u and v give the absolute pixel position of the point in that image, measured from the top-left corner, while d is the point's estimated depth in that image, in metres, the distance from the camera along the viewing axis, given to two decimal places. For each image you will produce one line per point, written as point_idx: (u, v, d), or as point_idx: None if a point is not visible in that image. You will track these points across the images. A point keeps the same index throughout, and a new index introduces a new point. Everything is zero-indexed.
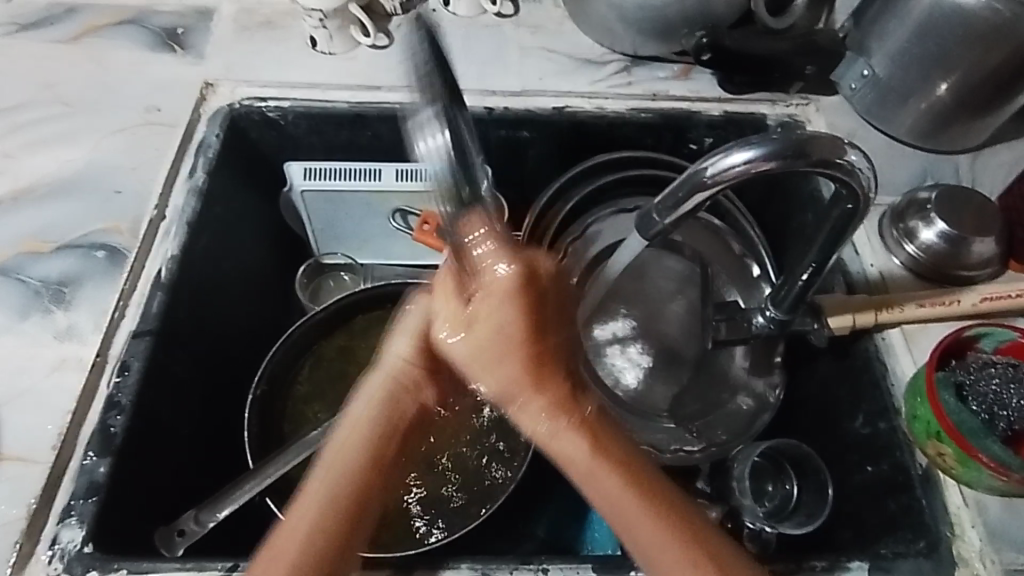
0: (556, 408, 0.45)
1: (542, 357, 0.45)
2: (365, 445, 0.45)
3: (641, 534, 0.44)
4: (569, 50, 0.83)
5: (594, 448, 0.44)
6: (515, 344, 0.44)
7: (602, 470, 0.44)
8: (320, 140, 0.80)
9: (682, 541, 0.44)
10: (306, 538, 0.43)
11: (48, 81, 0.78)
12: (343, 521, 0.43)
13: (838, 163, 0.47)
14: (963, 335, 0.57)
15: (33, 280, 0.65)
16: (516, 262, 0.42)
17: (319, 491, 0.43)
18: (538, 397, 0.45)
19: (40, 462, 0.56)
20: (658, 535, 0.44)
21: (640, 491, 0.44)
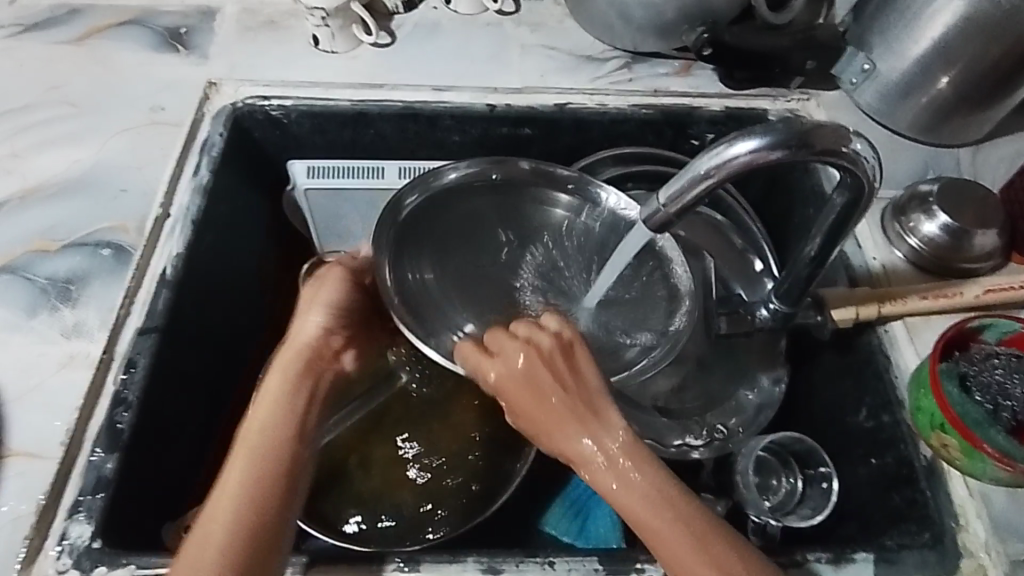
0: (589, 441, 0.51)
1: (566, 396, 0.52)
2: (274, 403, 0.54)
3: (664, 547, 0.47)
4: (570, 48, 0.83)
5: (622, 473, 0.50)
6: (550, 401, 0.52)
7: (631, 501, 0.49)
8: (324, 139, 0.80)
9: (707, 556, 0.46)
10: (233, 512, 0.47)
11: (54, 82, 0.79)
12: (267, 491, 0.49)
13: (843, 152, 0.47)
14: (966, 326, 0.57)
15: (40, 278, 0.66)
16: (493, 365, 0.55)
17: (241, 469, 0.50)
18: (574, 436, 0.51)
19: (49, 458, 0.56)
20: (681, 547, 0.46)
21: (662, 507, 0.48)
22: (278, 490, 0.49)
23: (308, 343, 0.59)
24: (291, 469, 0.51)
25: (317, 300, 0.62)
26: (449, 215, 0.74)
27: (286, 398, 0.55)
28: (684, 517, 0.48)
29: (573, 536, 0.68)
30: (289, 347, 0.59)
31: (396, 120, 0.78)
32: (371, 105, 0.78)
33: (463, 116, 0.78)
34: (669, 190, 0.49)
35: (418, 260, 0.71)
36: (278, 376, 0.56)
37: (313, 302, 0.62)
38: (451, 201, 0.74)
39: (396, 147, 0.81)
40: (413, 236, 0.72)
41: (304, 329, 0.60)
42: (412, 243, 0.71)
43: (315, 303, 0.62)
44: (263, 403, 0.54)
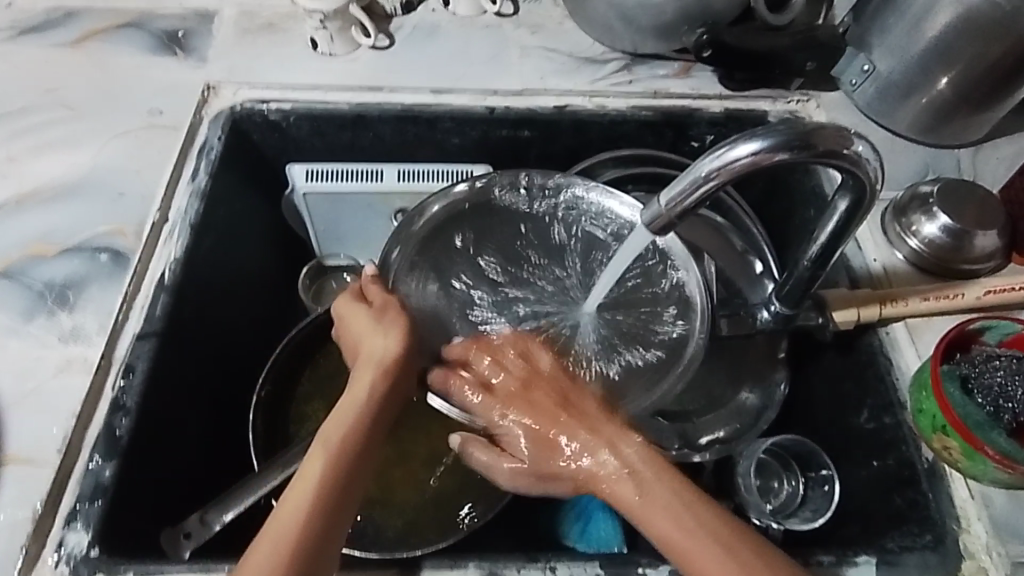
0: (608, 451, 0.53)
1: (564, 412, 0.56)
2: (355, 412, 0.54)
3: (682, 545, 0.47)
4: (569, 49, 0.83)
5: (639, 477, 0.51)
6: (552, 418, 0.57)
7: (646, 503, 0.49)
8: (323, 142, 0.80)
9: (725, 551, 0.45)
10: (294, 524, 0.46)
11: (51, 85, 0.79)
12: (325, 504, 0.48)
13: (845, 153, 0.47)
14: (967, 328, 0.57)
15: (37, 283, 0.65)
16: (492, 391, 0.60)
17: (304, 485, 0.48)
18: (585, 448, 0.54)
19: (46, 465, 0.56)
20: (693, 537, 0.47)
21: (681, 506, 0.48)
22: (335, 506, 0.48)
23: (388, 364, 0.57)
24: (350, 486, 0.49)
25: (389, 322, 0.60)
26: (452, 236, 0.74)
27: (353, 415, 0.53)
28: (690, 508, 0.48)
29: (574, 538, 0.69)
30: (367, 362, 0.57)
31: (395, 122, 0.78)
32: (370, 107, 0.77)
33: (463, 119, 0.78)
34: (670, 192, 0.48)
35: (423, 288, 0.71)
36: (357, 389, 0.56)
37: (382, 324, 0.60)
38: (450, 222, 0.74)
39: (394, 149, 0.81)
40: (420, 259, 0.72)
41: (377, 347, 0.58)
42: (415, 271, 0.71)
43: (381, 322, 0.60)
44: (341, 412, 0.54)
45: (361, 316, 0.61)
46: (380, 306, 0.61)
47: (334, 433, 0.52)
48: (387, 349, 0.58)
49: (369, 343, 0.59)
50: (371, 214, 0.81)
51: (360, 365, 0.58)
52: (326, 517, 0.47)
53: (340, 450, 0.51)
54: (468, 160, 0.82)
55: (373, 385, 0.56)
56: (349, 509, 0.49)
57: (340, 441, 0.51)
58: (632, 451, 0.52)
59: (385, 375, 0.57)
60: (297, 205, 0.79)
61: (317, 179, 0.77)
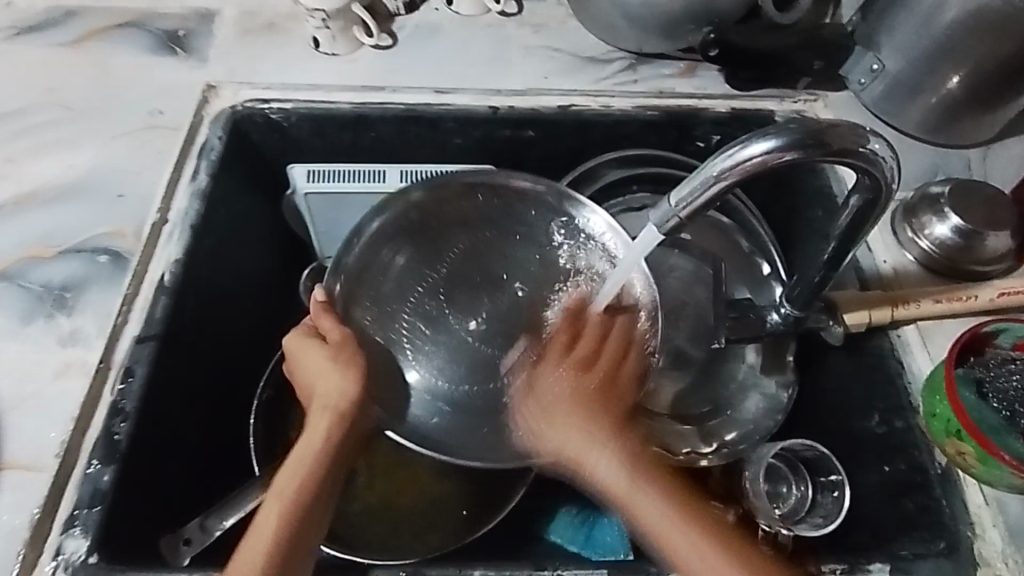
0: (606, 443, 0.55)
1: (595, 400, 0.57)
2: (311, 455, 0.55)
3: (657, 524, 0.51)
4: (573, 48, 0.82)
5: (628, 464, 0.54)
6: (582, 399, 0.57)
7: (634, 488, 0.53)
8: (325, 143, 0.79)
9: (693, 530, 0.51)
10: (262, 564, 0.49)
11: (49, 85, 0.78)
12: (288, 546, 0.50)
13: (860, 152, 0.46)
14: (980, 331, 0.55)
15: (35, 285, 0.64)
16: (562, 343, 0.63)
17: (267, 528, 0.50)
18: (590, 438, 0.55)
19: (44, 470, 0.55)
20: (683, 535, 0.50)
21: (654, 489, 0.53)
22: (297, 543, 0.50)
23: (344, 408, 0.57)
24: (311, 525, 0.52)
25: (345, 363, 0.59)
26: (423, 237, 0.71)
27: (311, 455, 0.55)
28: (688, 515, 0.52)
29: (580, 545, 0.68)
30: (320, 407, 0.57)
31: (397, 123, 0.77)
32: (372, 108, 0.77)
33: (466, 119, 0.77)
34: (681, 190, 0.47)
35: (376, 296, 0.69)
36: (311, 436, 0.56)
37: (336, 362, 0.59)
38: (423, 222, 0.70)
39: (397, 150, 0.80)
40: (379, 255, 0.69)
41: (334, 390, 0.57)
42: (371, 275, 0.69)
43: (336, 362, 0.59)
44: (294, 463, 0.54)
45: (315, 354, 0.59)
46: (335, 342, 0.60)
47: (289, 484, 0.53)
48: (341, 393, 0.57)
49: (325, 384, 0.58)
50: None
51: (313, 409, 0.57)
52: (289, 554, 0.50)
53: (294, 506, 0.52)
54: (471, 162, 0.82)
55: (329, 431, 0.56)
56: (314, 546, 0.51)
57: (295, 495, 0.52)
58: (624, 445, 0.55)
59: (341, 422, 0.57)
60: (299, 205, 0.78)
61: (319, 179, 0.75)
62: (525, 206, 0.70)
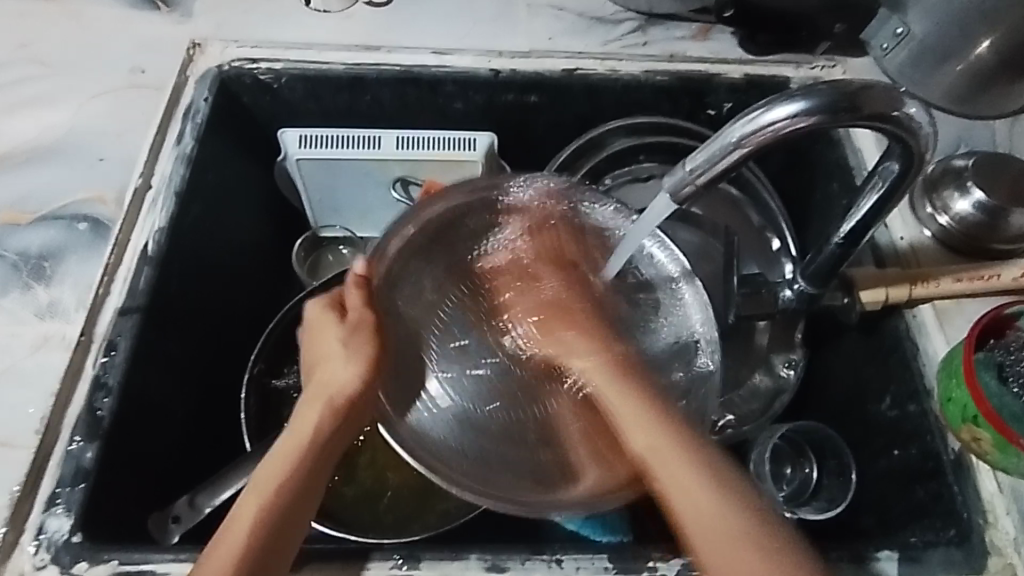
0: (596, 346, 0.59)
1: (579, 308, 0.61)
2: (302, 446, 0.52)
3: (653, 446, 0.50)
4: (579, 7, 0.77)
5: (616, 377, 0.56)
6: (569, 310, 0.61)
7: (631, 407, 0.53)
8: (318, 106, 0.76)
9: (692, 465, 0.48)
10: (242, 549, 0.46)
11: (24, 40, 0.73)
12: (268, 534, 0.47)
13: (894, 117, 0.43)
14: (1002, 313, 0.53)
15: (11, 253, 0.61)
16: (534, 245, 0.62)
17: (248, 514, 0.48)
18: (575, 338, 0.60)
19: (24, 446, 0.53)
20: (677, 461, 0.48)
21: (669, 426, 0.51)
22: (275, 533, 0.48)
23: (341, 400, 0.53)
24: (292, 515, 0.49)
25: (355, 347, 0.54)
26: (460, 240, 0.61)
27: (301, 443, 0.52)
28: (686, 448, 0.49)
29: (576, 524, 0.65)
30: (318, 394, 0.54)
31: (394, 85, 0.74)
32: (367, 69, 0.73)
33: (466, 82, 0.73)
34: (697, 156, 0.44)
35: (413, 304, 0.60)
36: (303, 427, 0.53)
37: (352, 349, 0.54)
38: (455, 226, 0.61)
39: (393, 114, 0.76)
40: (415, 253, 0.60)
41: (337, 379, 0.54)
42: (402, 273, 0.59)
43: (347, 346, 0.54)
44: (278, 458, 0.51)
45: (327, 336, 0.55)
46: (353, 324, 0.55)
47: (268, 482, 0.49)
48: (342, 383, 0.54)
49: (331, 371, 0.54)
50: (368, 183, 0.76)
51: (311, 395, 0.54)
52: (267, 544, 0.47)
53: (278, 495, 0.49)
54: (471, 127, 0.78)
55: (320, 423, 0.53)
56: (295, 541, 0.49)
57: (276, 488, 0.49)
58: (614, 358, 0.58)
59: (335, 415, 0.53)
60: (291, 171, 0.75)
61: (311, 144, 0.72)
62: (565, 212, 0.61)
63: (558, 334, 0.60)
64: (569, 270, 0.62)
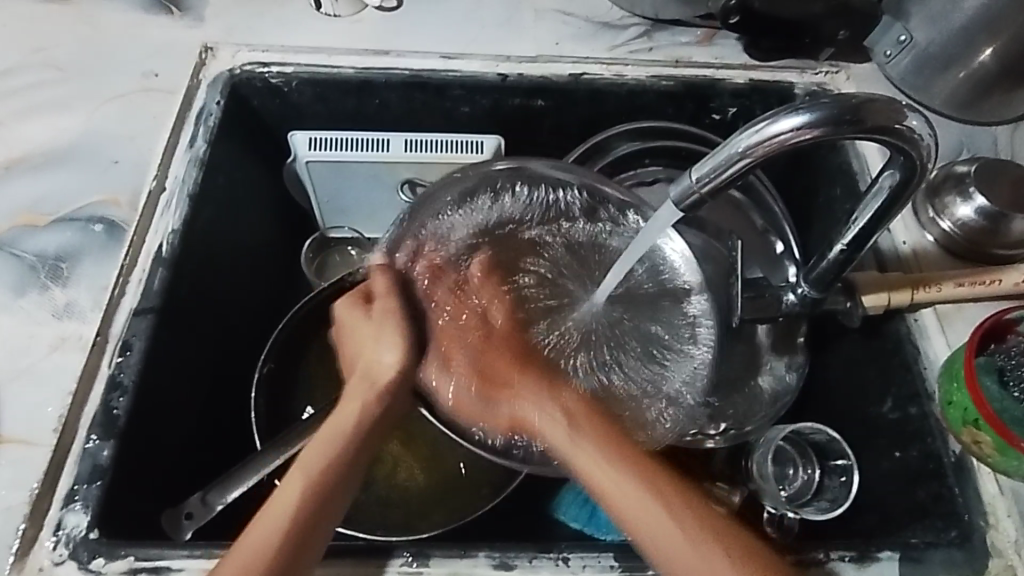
0: (545, 400, 0.58)
1: (496, 350, 0.63)
2: (345, 432, 0.54)
3: (628, 506, 0.49)
4: (585, 13, 0.78)
5: (592, 440, 0.53)
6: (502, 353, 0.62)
7: (600, 464, 0.52)
8: (327, 109, 0.77)
9: (641, 482, 0.50)
10: (282, 528, 0.47)
11: (39, 44, 0.75)
12: (309, 517, 0.48)
13: (896, 129, 0.44)
14: (1004, 317, 0.54)
15: (27, 255, 0.63)
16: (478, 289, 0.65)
17: (287, 501, 0.49)
18: (524, 394, 0.59)
19: (41, 445, 0.54)
20: (649, 515, 0.48)
21: (636, 475, 0.50)
22: (316, 512, 0.49)
23: (385, 382, 0.57)
24: (333, 495, 0.50)
25: (387, 336, 0.59)
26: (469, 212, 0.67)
27: (345, 424, 0.54)
28: (662, 496, 0.49)
29: (581, 522, 0.67)
30: (362, 382, 0.57)
31: (403, 89, 0.74)
32: (376, 73, 0.74)
33: (473, 86, 0.74)
34: (703, 164, 0.45)
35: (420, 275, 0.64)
36: (345, 412, 0.55)
37: (383, 337, 0.59)
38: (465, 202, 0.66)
39: (401, 118, 0.77)
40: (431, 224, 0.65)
41: (376, 365, 0.58)
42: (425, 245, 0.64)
43: (381, 334, 0.59)
44: (325, 441, 0.53)
45: (359, 325, 0.59)
46: (379, 315, 0.59)
47: (313, 461, 0.51)
48: (386, 368, 0.57)
49: (370, 356, 0.58)
50: (376, 185, 0.77)
51: (356, 379, 0.58)
52: (306, 527, 0.48)
53: (319, 477, 0.50)
54: (478, 130, 0.79)
55: (363, 410, 0.55)
56: (334, 523, 0.50)
57: (320, 470, 0.51)
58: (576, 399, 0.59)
59: (377, 399, 0.56)
60: (300, 173, 0.76)
61: (320, 147, 0.73)
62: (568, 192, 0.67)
63: (510, 394, 0.59)
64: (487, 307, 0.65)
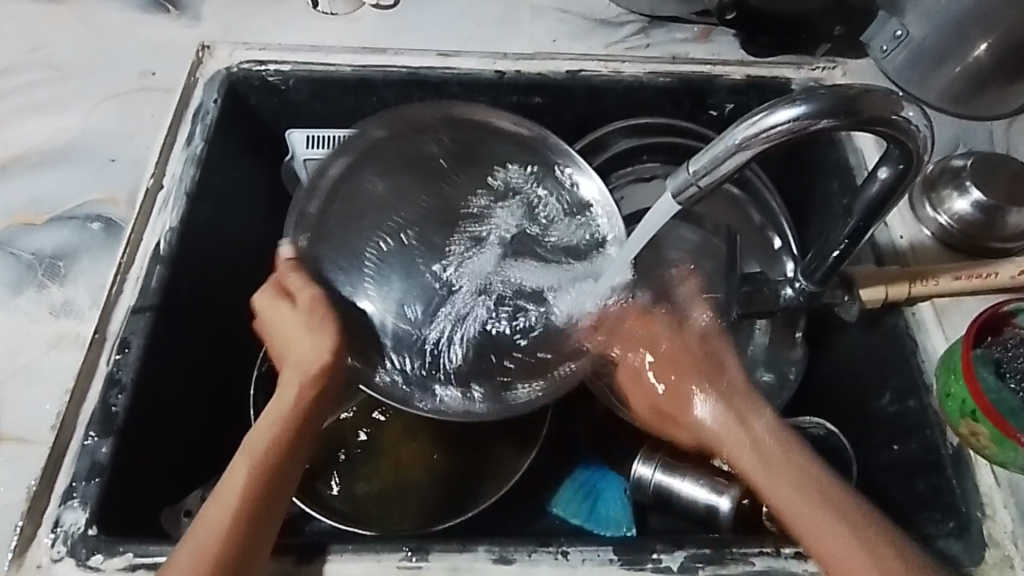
0: (741, 426, 0.54)
1: (698, 382, 0.58)
2: (281, 420, 0.54)
3: (814, 528, 0.48)
4: (582, 10, 0.78)
5: (784, 454, 0.52)
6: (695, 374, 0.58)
7: (790, 489, 0.50)
8: (324, 107, 0.77)
9: (822, 501, 0.49)
10: (227, 525, 0.47)
11: (36, 43, 0.74)
12: (252, 508, 0.49)
13: (893, 120, 0.44)
14: (1001, 310, 0.54)
15: (25, 253, 0.62)
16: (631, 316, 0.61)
17: (230, 495, 0.49)
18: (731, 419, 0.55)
19: (40, 443, 0.54)
20: (831, 534, 0.48)
21: (820, 499, 0.49)
22: (258, 505, 0.49)
23: (317, 368, 0.57)
24: (275, 488, 0.51)
25: (315, 325, 0.59)
26: (410, 167, 0.71)
27: (279, 414, 0.54)
28: (843, 515, 0.48)
29: (581, 518, 0.70)
30: (293, 369, 0.57)
31: (400, 87, 0.75)
32: (374, 70, 0.74)
33: (471, 83, 0.74)
34: (701, 157, 0.45)
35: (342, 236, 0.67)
36: (282, 400, 0.55)
37: (313, 325, 0.58)
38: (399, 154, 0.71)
39: None
40: (361, 179, 0.70)
41: (307, 352, 0.57)
42: (347, 205, 0.68)
43: (309, 323, 0.59)
44: (264, 426, 0.54)
45: (285, 316, 0.59)
46: (306, 307, 0.59)
47: (257, 452, 0.52)
48: (316, 353, 0.57)
49: (300, 345, 0.58)
50: None
51: (287, 369, 0.57)
52: (252, 521, 0.48)
53: (262, 466, 0.51)
54: None
55: (299, 394, 0.55)
56: (280, 514, 0.50)
57: (264, 451, 0.52)
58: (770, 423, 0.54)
59: (312, 386, 0.56)
60: (298, 171, 0.76)
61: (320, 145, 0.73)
62: (498, 142, 0.72)
63: (693, 403, 0.58)
64: (662, 330, 0.60)
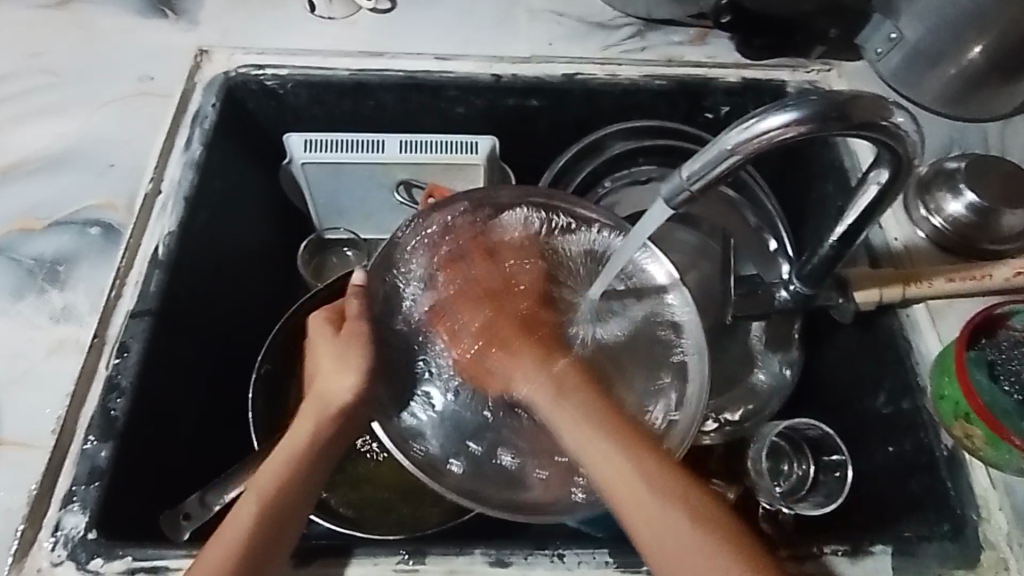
0: (541, 369, 0.54)
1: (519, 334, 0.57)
2: (296, 453, 0.53)
3: (666, 538, 0.45)
4: (579, 13, 0.79)
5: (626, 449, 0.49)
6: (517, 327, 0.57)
7: (640, 488, 0.47)
8: (321, 111, 0.77)
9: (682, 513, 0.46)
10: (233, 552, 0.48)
11: (35, 49, 0.75)
12: (259, 539, 0.49)
13: (882, 125, 0.44)
14: (994, 311, 0.55)
15: (25, 259, 0.63)
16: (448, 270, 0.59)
17: (238, 524, 0.49)
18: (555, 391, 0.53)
19: (40, 447, 0.54)
20: (684, 543, 0.45)
21: (690, 516, 0.46)
22: (264, 538, 0.49)
23: (337, 408, 0.55)
24: (283, 520, 0.50)
25: (346, 359, 0.56)
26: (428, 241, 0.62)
27: (296, 444, 0.54)
28: (711, 534, 0.45)
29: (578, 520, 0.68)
30: (315, 403, 0.56)
31: (397, 90, 0.75)
32: (371, 74, 0.74)
33: (467, 87, 0.75)
34: (694, 162, 0.45)
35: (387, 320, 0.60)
36: (299, 433, 0.54)
37: (342, 359, 0.56)
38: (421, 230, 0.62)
39: (396, 118, 0.78)
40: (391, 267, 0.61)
41: (335, 389, 0.55)
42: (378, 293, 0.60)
43: (338, 359, 0.56)
44: (279, 460, 0.53)
45: (320, 344, 0.58)
46: (344, 339, 0.57)
47: (267, 480, 0.51)
48: (339, 393, 0.55)
49: (328, 379, 0.56)
50: (372, 186, 0.77)
51: (312, 402, 0.56)
52: (256, 552, 0.48)
53: (272, 495, 0.51)
54: (473, 131, 0.79)
55: (317, 429, 0.54)
56: (289, 542, 0.50)
57: (274, 483, 0.52)
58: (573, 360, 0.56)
59: (329, 425, 0.55)
60: (296, 175, 0.76)
61: (317, 149, 0.73)
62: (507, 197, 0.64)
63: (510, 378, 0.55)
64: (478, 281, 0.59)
